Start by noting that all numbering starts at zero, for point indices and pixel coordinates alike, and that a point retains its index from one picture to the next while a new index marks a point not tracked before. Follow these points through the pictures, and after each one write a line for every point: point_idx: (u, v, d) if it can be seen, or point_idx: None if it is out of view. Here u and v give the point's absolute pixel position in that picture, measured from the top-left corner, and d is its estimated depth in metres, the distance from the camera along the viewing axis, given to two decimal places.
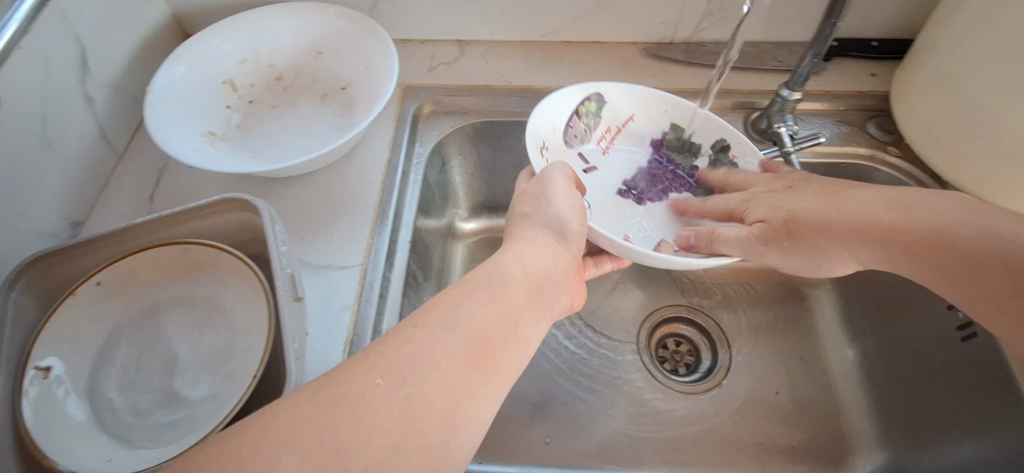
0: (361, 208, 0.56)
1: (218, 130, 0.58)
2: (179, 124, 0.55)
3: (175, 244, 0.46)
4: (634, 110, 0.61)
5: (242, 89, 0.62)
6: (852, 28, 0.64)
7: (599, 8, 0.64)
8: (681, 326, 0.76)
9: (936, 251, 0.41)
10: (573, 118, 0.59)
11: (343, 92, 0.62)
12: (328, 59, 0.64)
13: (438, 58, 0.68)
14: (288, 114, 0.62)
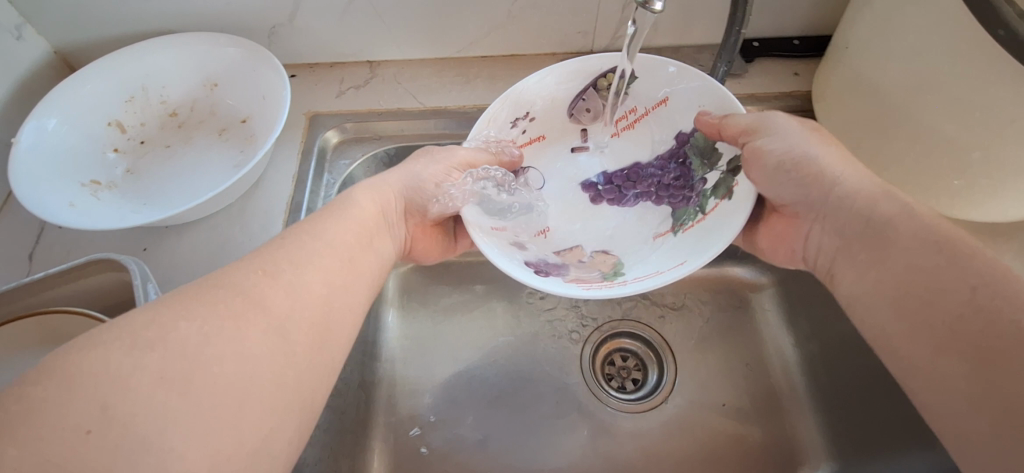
0: (261, 253, 0.52)
1: (103, 177, 0.54)
2: (53, 175, 0.51)
3: (39, 314, 0.42)
4: (670, 91, 0.53)
5: (131, 129, 0.58)
6: (772, 27, 0.62)
7: (511, 20, 0.61)
8: (628, 340, 0.73)
9: (911, 281, 0.36)
10: (590, 91, 0.55)
11: (242, 125, 0.58)
12: (224, 92, 0.59)
13: (347, 82, 0.64)
14: (183, 152, 0.58)
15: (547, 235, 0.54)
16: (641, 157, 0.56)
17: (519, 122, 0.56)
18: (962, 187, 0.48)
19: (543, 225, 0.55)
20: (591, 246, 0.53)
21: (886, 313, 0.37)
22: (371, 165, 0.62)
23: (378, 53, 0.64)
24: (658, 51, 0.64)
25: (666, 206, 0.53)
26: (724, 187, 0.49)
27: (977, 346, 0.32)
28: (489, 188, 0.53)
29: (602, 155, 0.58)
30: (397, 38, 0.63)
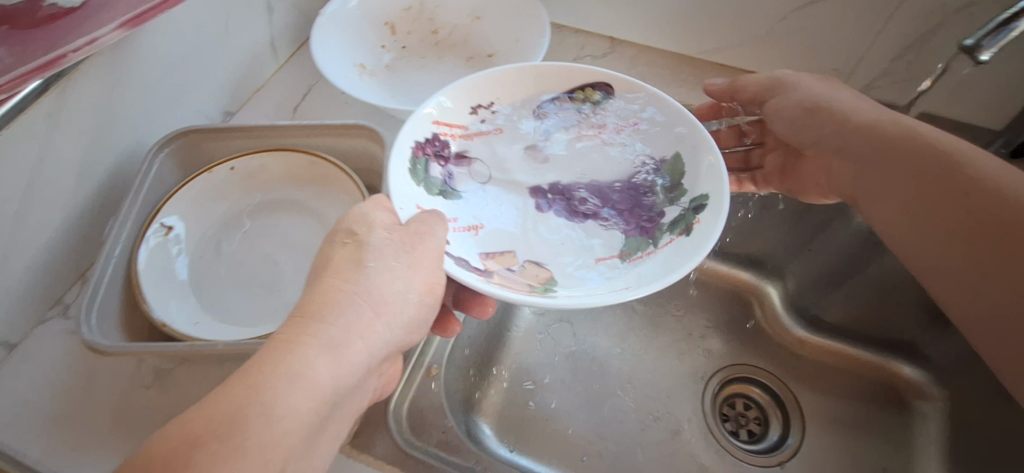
0: None
1: (369, 65, 0.62)
2: (335, 49, 0.59)
3: (299, 152, 0.50)
4: (643, 114, 0.50)
5: (399, 33, 0.65)
6: None
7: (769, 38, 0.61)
8: (755, 390, 0.70)
9: (1001, 255, 0.37)
10: (566, 97, 0.50)
11: (488, 59, 0.64)
12: (484, 26, 0.65)
13: (587, 50, 0.67)
14: (434, 67, 0.64)
15: (473, 234, 0.45)
16: (609, 173, 0.50)
17: (480, 111, 0.50)
18: None
19: (480, 222, 0.46)
20: (526, 255, 0.45)
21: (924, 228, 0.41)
22: None
23: (621, 34, 0.67)
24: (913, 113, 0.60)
25: (620, 231, 0.46)
26: (684, 225, 0.44)
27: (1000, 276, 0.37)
28: (432, 166, 0.46)
29: (557, 164, 0.50)
30: (650, 24, 0.65)
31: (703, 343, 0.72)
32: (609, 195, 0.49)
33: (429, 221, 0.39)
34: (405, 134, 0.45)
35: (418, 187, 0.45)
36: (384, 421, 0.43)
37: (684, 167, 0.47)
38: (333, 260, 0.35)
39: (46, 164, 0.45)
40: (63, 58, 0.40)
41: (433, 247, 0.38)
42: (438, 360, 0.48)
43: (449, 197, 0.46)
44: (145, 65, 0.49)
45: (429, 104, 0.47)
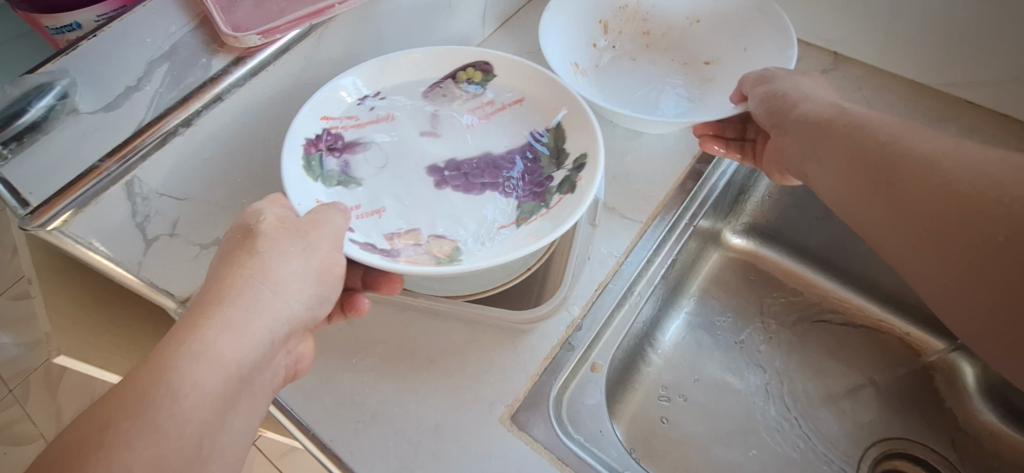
0: (665, 173, 0.55)
1: (581, 63, 0.60)
2: (555, 42, 0.58)
3: None
4: (523, 95, 0.53)
5: (611, 32, 0.63)
6: None
7: None
8: (922, 472, 0.61)
9: None
10: (449, 81, 0.53)
11: (705, 67, 0.61)
12: (703, 30, 0.62)
13: None
14: (646, 71, 0.62)
15: (376, 217, 0.45)
16: (494, 150, 0.50)
17: (369, 101, 0.51)
18: None
19: (382, 205, 0.46)
20: (431, 229, 0.45)
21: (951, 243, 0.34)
22: None
23: None
24: None
25: (515, 200, 0.47)
26: (569, 184, 0.46)
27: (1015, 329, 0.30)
28: (327, 160, 0.47)
29: (446, 145, 0.51)
30: None
31: (868, 405, 0.64)
32: (497, 170, 0.49)
33: (325, 211, 0.39)
34: (297, 129, 0.46)
35: (316, 182, 0.46)
36: (545, 404, 0.44)
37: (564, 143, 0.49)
38: (237, 252, 0.35)
39: (290, 98, 0.50)
40: (328, 9, 0.46)
41: (329, 235, 0.38)
42: (602, 358, 0.48)
43: (347, 187, 0.47)
44: (383, 22, 0.52)
45: (325, 94, 0.48)
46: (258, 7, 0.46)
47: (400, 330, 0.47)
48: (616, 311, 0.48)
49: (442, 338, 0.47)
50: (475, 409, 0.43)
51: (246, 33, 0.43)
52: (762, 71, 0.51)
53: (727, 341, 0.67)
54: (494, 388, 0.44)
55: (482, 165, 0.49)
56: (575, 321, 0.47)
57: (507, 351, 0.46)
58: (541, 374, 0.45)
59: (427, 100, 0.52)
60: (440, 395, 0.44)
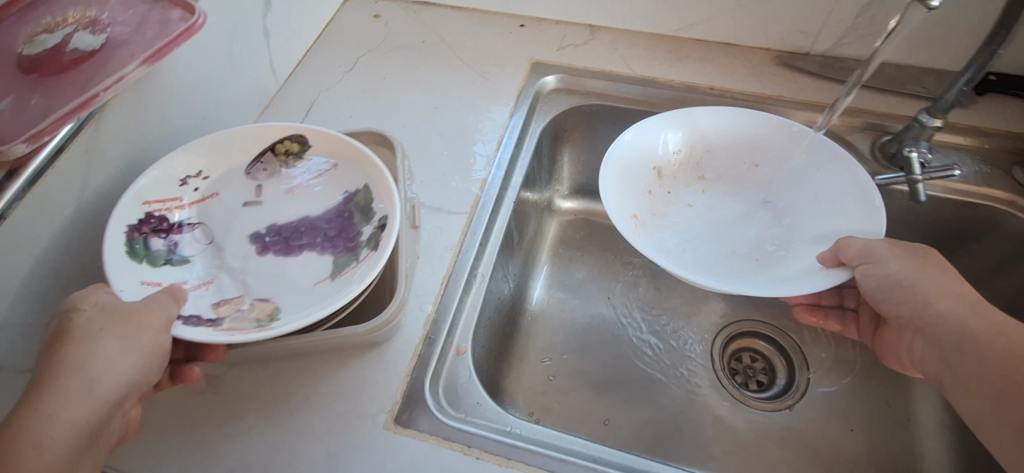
0: (476, 163, 0.61)
1: (639, 212, 0.59)
2: (627, 206, 0.58)
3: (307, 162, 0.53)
4: (337, 159, 0.51)
5: (665, 178, 0.63)
6: (1018, 64, 0.59)
7: (739, 9, 0.64)
8: (758, 342, 0.74)
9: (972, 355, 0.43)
10: (268, 154, 0.52)
11: (768, 208, 0.61)
12: (766, 173, 0.62)
13: (569, 39, 0.71)
14: (704, 212, 0.63)
15: (203, 291, 0.45)
16: (313, 210, 0.50)
17: (190, 182, 0.50)
18: None
19: (213, 277, 0.46)
20: (255, 293, 0.45)
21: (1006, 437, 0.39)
22: (574, 115, 0.68)
23: (598, 20, 0.71)
24: (881, 65, 0.63)
25: (331, 255, 0.46)
26: (375, 240, 0.45)
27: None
28: (154, 241, 0.46)
29: (269, 209, 0.51)
30: (624, 8, 0.68)
31: (706, 304, 0.76)
32: (317, 229, 0.49)
33: (158, 302, 0.39)
34: (115, 219, 0.44)
35: (143, 266, 0.44)
36: (422, 398, 0.47)
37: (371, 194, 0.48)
38: (64, 346, 0.35)
39: (85, 194, 0.49)
40: (95, 98, 0.44)
41: (159, 321, 0.38)
42: (465, 340, 0.51)
43: (181, 266, 0.46)
44: (162, 97, 0.53)
45: (139, 184, 0.47)
46: (17, 114, 0.42)
47: (268, 382, 0.48)
48: (465, 295, 0.53)
49: (313, 375, 0.49)
50: (359, 425, 0.46)
51: (9, 144, 0.41)
52: (869, 239, 0.49)
53: (586, 292, 0.76)
54: (372, 401, 0.47)
55: (301, 225, 0.49)
56: (429, 317, 0.51)
57: (376, 364, 0.49)
58: (411, 373, 0.48)
59: (251, 179, 0.52)
60: (323, 426, 0.46)
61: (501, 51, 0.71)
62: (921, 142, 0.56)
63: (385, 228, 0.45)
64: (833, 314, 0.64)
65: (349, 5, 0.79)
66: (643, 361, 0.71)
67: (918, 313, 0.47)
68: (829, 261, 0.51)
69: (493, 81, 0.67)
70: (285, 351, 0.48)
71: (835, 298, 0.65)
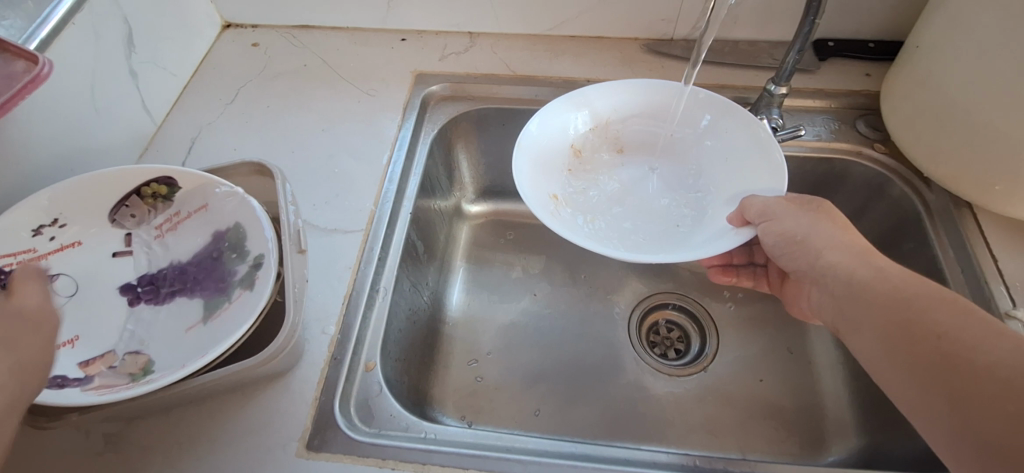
0: (368, 179, 0.61)
1: (559, 193, 0.62)
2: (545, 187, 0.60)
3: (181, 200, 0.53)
4: (209, 200, 0.53)
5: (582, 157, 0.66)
6: (848, 29, 0.66)
7: (602, 4, 0.68)
8: (672, 312, 0.78)
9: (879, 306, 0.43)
10: (133, 196, 0.53)
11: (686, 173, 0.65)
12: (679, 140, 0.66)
13: (450, 49, 0.73)
14: (629, 186, 0.66)
15: (68, 349, 0.45)
16: (183, 255, 0.52)
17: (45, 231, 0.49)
18: (1009, 187, 0.51)
19: (77, 333, 0.47)
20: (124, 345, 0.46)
21: (903, 380, 0.39)
22: (463, 121, 0.70)
23: (476, 28, 0.73)
24: (735, 43, 0.69)
25: (201, 298, 0.49)
26: (249, 280, 0.48)
27: (980, 362, 0.35)
28: None
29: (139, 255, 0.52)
30: (498, 13, 0.71)
31: (621, 284, 0.79)
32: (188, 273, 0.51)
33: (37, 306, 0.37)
34: None
35: None
36: (334, 420, 0.47)
37: (246, 233, 0.50)
38: None
39: None
40: None
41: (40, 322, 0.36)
42: (374, 355, 0.51)
43: None
44: (20, 153, 0.51)
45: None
46: None
47: (170, 431, 0.47)
48: (369, 311, 0.53)
49: (218, 415, 0.48)
50: (271, 457, 0.45)
51: None
52: (767, 198, 0.52)
53: (503, 289, 0.78)
54: (282, 430, 0.47)
55: (172, 272, 0.51)
56: (334, 338, 0.51)
57: (282, 393, 0.48)
58: (320, 396, 0.48)
59: (116, 225, 0.53)
60: (232, 465, 0.45)
61: (384, 66, 0.72)
62: (773, 109, 0.62)
63: (261, 267, 0.48)
64: (744, 272, 0.67)
65: (226, 36, 0.77)
66: (565, 347, 0.73)
67: (811, 265, 0.49)
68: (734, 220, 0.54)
69: (379, 96, 0.68)
70: (182, 396, 0.46)
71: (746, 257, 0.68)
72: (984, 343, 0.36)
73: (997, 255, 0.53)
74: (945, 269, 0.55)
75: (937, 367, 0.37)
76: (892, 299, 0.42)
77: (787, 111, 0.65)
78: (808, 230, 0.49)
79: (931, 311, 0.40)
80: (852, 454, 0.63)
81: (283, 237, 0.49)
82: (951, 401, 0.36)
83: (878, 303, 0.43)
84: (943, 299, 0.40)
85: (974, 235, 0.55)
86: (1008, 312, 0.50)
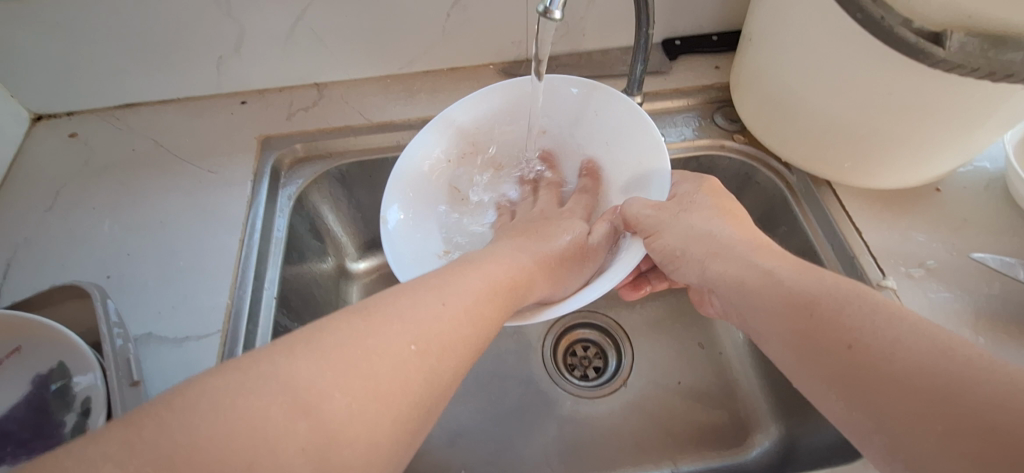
0: (222, 270, 0.56)
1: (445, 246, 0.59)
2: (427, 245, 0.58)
3: None
4: (21, 341, 0.46)
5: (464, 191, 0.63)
6: (690, 27, 0.67)
7: (446, 36, 0.65)
8: (586, 330, 0.76)
9: (768, 306, 0.40)
10: None
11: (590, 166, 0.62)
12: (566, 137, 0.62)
13: (296, 105, 0.67)
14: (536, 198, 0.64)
15: None
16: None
17: None
18: (856, 164, 0.53)
19: None
20: None
21: (813, 384, 0.35)
22: (324, 183, 0.65)
23: (321, 77, 0.68)
24: (589, 55, 0.68)
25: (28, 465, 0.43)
26: (80, 431, 0.42)
27: (888, 368, 0.31)
28: None
29: None
30: (342, 60, 0.66)
31: None
32: (6, 436, 0.44)
33: None
34: None
35: None
36: None
37: (70, 373, 0.44)
38: None
39: None
40: None
41: None
42: None
43: None
44: None
45: None
46: None
47: None
48: None
49: None
50: None
51: None
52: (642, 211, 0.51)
53: None
54: None
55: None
56: None
57: None
58: None
59: None
60: None
61: (226, 136, 0.65)
62: None
63: (91, 416, 0.42)
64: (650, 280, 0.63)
65: (38, 131, 0.68)
66: (482, 392, 0.70)
67: (702, 278, 0.47)
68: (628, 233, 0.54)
69: (223, 173, 0.62)
70: None
71: (651, 262, 0.63)
72: (879, 330, 0.33)
73: (860, 228, 0.55)
74: (817, 248, 0.56)
75: (835, 367, 0.34)
76: (784, 296, 0.39)
77: (648, 116, 0.65)
78: (686, 239, 0.48)
79: (823, 303, 0.36)
80: (773, 442, 0.64)
81: (109, 370, 0.43)
82: (851, 394, 0.33)
83: (782, 312, 0.38)
84: (832, 288, 0.37)
85: (836, 211, 0.57)
86: (879, 283, 0.51)
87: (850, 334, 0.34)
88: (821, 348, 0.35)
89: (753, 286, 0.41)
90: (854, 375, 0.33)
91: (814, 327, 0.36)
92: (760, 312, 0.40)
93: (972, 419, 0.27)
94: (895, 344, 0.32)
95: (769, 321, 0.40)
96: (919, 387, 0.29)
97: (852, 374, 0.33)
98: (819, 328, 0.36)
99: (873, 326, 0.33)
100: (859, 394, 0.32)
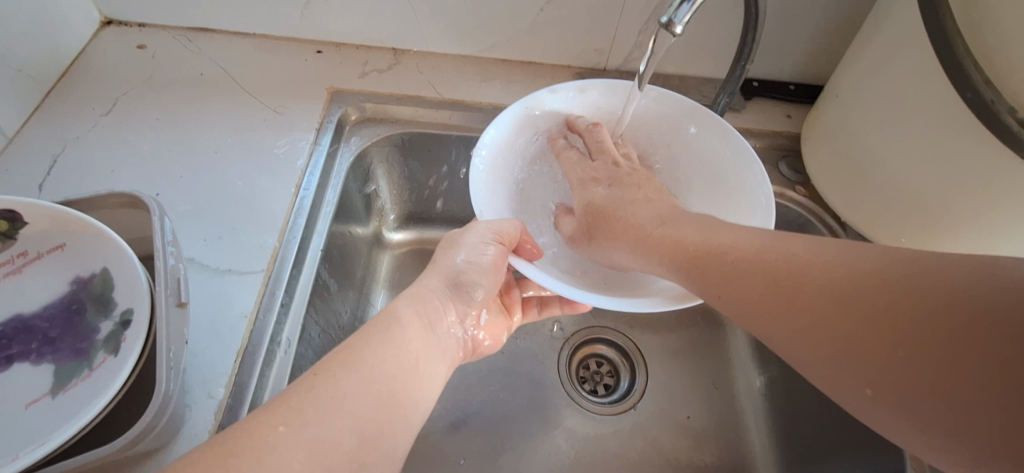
0: (273, 211, 0.55)
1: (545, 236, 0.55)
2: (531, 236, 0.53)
3: (37, 239, 0.45)
4: (67, 239, 0.45)
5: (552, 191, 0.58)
6: (772, 71, 0.67)
7: (534, 29, 0.65)
8: (603, 347, 0.76)
9: (752, 281, 0.36)
10: None
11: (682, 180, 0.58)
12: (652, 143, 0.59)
13: (371, 65, 0.67)
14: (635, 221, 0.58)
15: None
16: (28, 308, 0.44)
17: None
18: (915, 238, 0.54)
19: None
20: None
21: (808, 357, 0.33)
22: (383, 147, 0.65)
23: (400, 43, 0.68)
24: (667, 78, 0.69)
25: (50, 364, 0.41)
26: (114, 342, 0.41)
27: (868, 316, 0.30)
28: None
29: None
30: (425, 30, 0.66)
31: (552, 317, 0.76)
32: (32, 333, 0.43)
33: None
34: None
35: None
36: None
37: (113, 281, 0.43)
38: None
39: None
40: None
41: None
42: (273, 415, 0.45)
43: None
44: None
45: None
46: None
47: None
48: (266, 367, 0.47)
49: None
50: None
51: None
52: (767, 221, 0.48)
53: None
54: None
55: (11, 330, 0.43)
56: (223, 404, 0.44)
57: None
58: None
59: None
60: None
61: (295, 81, 0.64)
62: None
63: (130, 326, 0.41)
64: None
65: (105, 35, 0.67)
66: (493, 385, 0.70)
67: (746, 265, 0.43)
68: (632, 250, 0.46)
69: (289, 115, 0.62)
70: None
71: None
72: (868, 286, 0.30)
73: None
74: None
75: (835, 335, 0.31)
76: (762, 264, 0.36)
77: None
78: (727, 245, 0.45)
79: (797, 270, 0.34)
80: None
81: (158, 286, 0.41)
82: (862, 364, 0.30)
83: (757, 279, 0.36)
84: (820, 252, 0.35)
85: None
86: None
87: (848, 295, 0.31)
88: (817, 312, 0.32)
89: (725, 254, 0.38)
90: (864, 337, 0.30)
91: (801, 295, 0.33)
92: (732, 287, 0.37)
93: (961, 328, 0.26)
94: (893, 300, 0.29)
95: (742, 293, 0.37)
96: (904, 326, 0.28)
97: (860, 341, 0.30)
98: (810, 293, 0.33)
99: (865, 286, 0.31)
100: (868, 363, 0.30)
